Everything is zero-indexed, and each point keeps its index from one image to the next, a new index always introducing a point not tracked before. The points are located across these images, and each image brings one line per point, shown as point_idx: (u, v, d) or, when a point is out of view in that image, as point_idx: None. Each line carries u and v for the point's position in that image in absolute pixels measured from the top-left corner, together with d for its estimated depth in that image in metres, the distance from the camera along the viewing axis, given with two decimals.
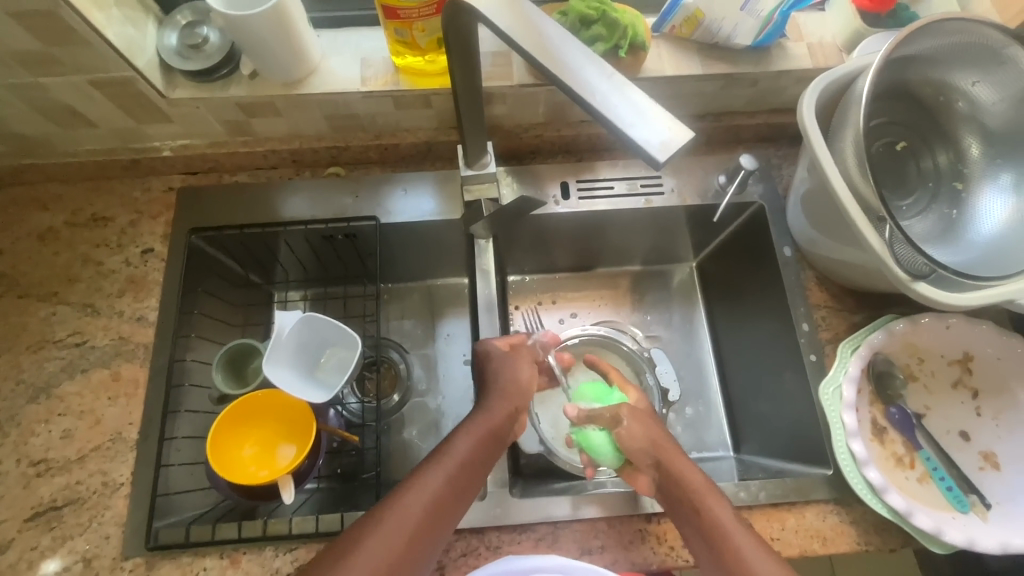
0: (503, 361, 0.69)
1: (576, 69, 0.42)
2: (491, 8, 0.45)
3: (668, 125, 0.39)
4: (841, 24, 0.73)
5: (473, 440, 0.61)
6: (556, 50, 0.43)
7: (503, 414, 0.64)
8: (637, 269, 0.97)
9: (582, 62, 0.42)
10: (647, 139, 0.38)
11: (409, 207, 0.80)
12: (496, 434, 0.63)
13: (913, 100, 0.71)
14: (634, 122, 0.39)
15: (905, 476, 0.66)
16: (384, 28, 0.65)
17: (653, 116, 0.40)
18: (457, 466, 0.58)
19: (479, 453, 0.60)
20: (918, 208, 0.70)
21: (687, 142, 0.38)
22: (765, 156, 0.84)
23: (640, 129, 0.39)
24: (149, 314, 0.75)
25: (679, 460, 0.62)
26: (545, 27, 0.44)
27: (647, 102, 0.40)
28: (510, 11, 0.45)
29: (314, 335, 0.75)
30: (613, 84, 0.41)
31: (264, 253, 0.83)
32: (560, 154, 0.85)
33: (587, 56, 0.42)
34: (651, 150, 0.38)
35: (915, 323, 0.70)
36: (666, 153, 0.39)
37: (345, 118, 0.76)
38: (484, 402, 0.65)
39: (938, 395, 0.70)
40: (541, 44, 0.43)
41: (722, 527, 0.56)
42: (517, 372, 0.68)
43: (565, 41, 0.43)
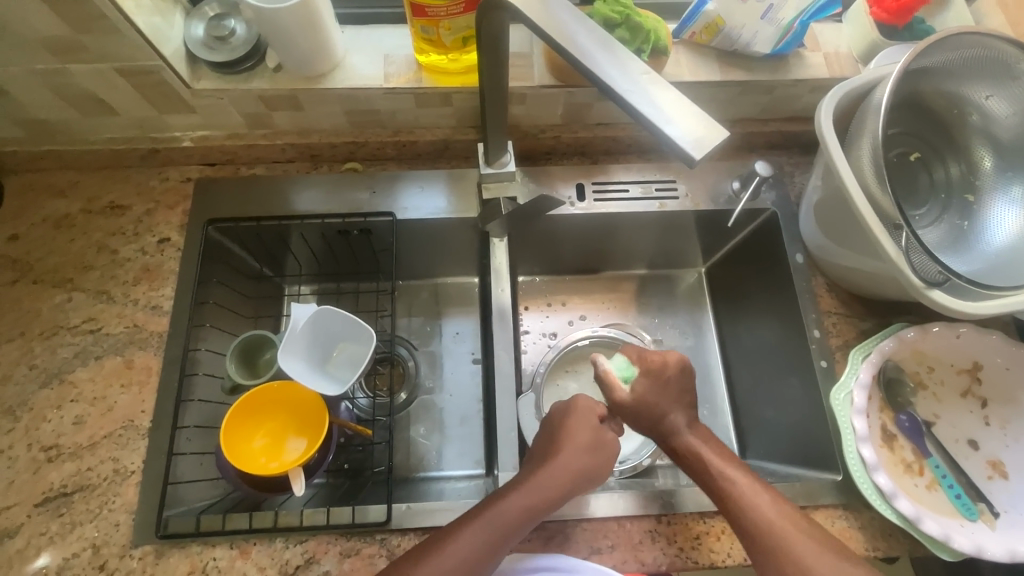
0: (581, 423, 0.66)
1: (614, 70, 0.43)
2: (528, 8, 0.46)
3: (699, 125, 0.40)
4: (857, 35, 0.74)
5: (521, 506, 0.59)
6: (593, 54, 0.44)
7: (553, 487, 0.61)
8: (644, 273, 0.98)
9: (616, 59, 0.43)
10: (678, 136, 0.39)
11: (423, 204, 0.81)
12: (546, 503, 0.60)
13: (926, 112, 0.72)
14: (668, 118, 0.40)
15: (914, 482, 0.66)
16: (409, 25, 0.66)
17: (686, 113, 0.40)
18: (498, 528, 0.58)
19: (523, 519, 0.59)
20: (930, 218, 0.71)
21: (720, 141, 0.39)
22: (777, 163, 0.85)
23: (675, 125, 0.40)
24: (164, 303, 0.75)
25: (681, 428, 0.66)
26: (568, 25, 0.45)
27: (680, 99, 0.41)
28: (543, 11, 0.46)
29: (325, 330, 0.74)
30: (646, 81, 0.42)
31: (277, 246, 0.83)
32: (575, 155, 0.86)
33: (625, 57, 0.43)
34: (684, 147, 0.39)
35: (925, 330, 0.70)
36: (698, 150, 0.39)
37: (365, 113, 0.77)
38: (546, 463, 0.62)
39: (946, 403, 0.70)
40: (577, 45, 0.44)
41: (738, 493, 0.60)
42: (593, 445, 0.64)
43: (604, 46, 0.44)
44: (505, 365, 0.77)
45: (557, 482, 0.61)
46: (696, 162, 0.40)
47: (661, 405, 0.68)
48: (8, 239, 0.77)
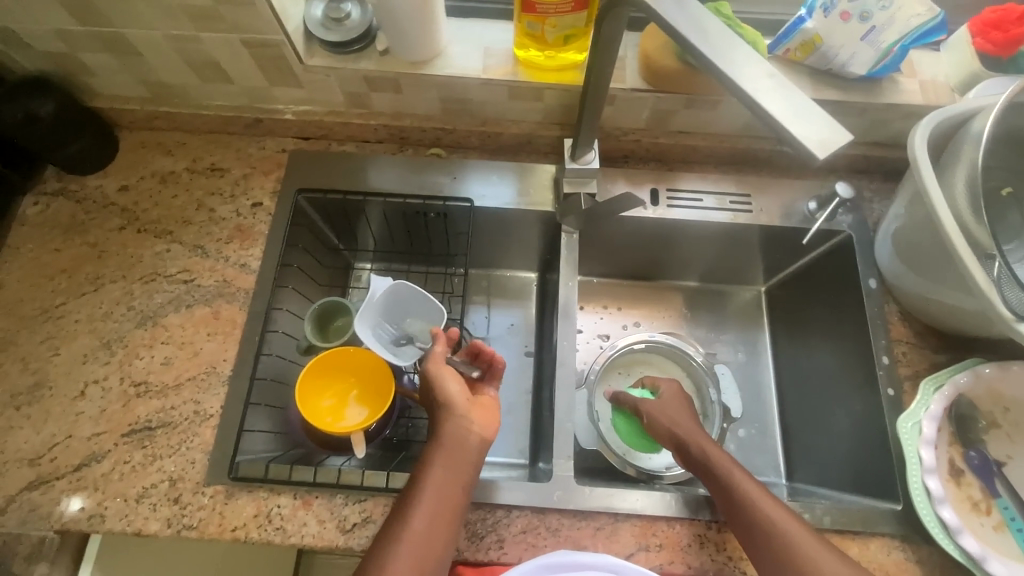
0: (446, 374, 0.68)
1: (736, 67, 0.44)
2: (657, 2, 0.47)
3: (825, 128, 0.41)
4: (956, 63, 0.74)
5: (443, 463, 0.62)
6: (716, 49, 0.45)
7: (452, 429, 0.64)
8: (694, 286, 0.98)
9: (738, 60, 0.44)
10: (804, 135, 0.40)
11: (491, 194, 0.84)
12: (462, 447, 0.63)
13: (1018, 147, 0.69)
14: (793, 119, 0.41)
15: (980, 522, 0.65)
16: (515, 20, 0.69)
17: (812, 116, 0.41)
18: (441, 489, 0.61)
19: (450, 474, 0.62)
20: (1020, 256, 0.66)
21: (843, 143, 0.40)
22: (857, 187, 0.84)
23: (800, 126, 0.41)
24: (251, 262, 0.80)
25: (694, 432, 0.71)
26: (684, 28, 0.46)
27: (808, 103, 0.42)
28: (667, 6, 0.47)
29: (399, 302, 0.78)
30: (773, 82, 0.43)
31: (356, 220, 0.88)
32: (652, 162, 0.86)
33: (748, 56, 0.44)
34: (807, 145, 0.40)
35: (1004, 369, 0.69)
36: (821, 150, 0.40)
37: (457, 103, 0.80)
38: (439, 426, 0.65)
39: (1021, 445, 0.68)
40: (700, 41, 0.46)
41: (755, 501, 0.62)
42: (459, 390, 0.67)
43: (728, 43, 0.45)
44: (566, 357, 0.78)
45: (460, 422, 0.65)
46: (816, 161, 0.41)
47: (681, 417, 0.74)
48: (119, 189, 0.84)
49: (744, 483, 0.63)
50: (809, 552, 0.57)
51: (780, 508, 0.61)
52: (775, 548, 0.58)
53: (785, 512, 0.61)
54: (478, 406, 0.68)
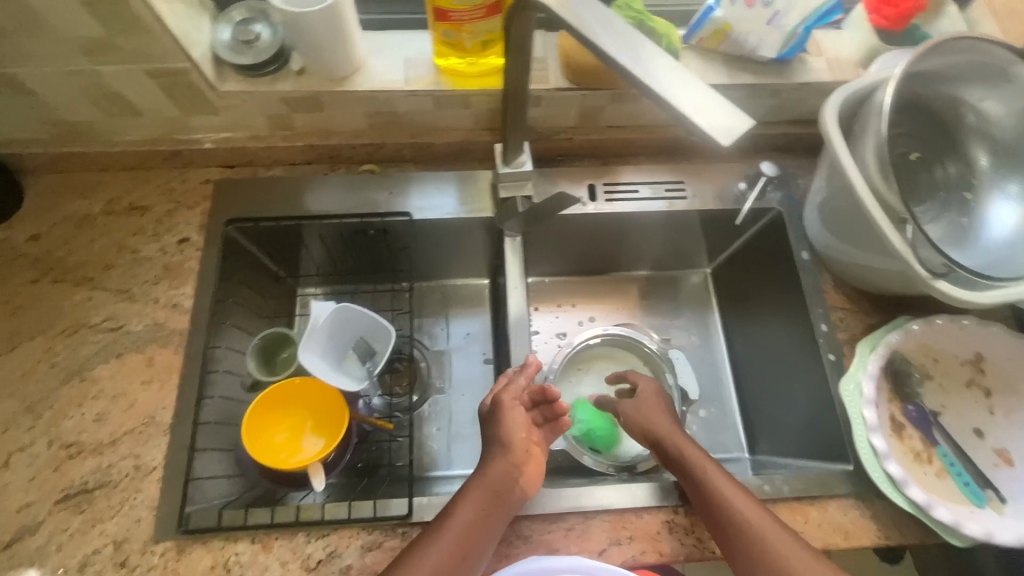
0: (512, 416, 0.68)
1: (639, 62, 0.45)
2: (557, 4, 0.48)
3: (728, 115, 0.42)
4: (859, 44, 0.77)
5: (477, 500, 0.62)
6: (617, 47, 0.46)
7: (500, 469, 0.64)
8: (647, 274, 1.00)
9: (641, 54, 0.45)
10: (710, 124, 0.41)
11: (435, 203, 0.82)
12: (499, 487, 0.64)
13: (923, 114, 0.75)
14: (697, 109, 0.42)
15: (924, 471, 0.68)
16: (431, 29, 0.69)
17: (715, 103, 0.42)
18: (466, 525, 0.61)
19: (482, 512, 0.62)
20: (932, 216, 0.73)
21: (747, 129, 0.41)
22: (783, 164, 0.88)
23: (704, 115, 0.42)
24: (184, 301, 0.76)
25: (669, 427, 0.73)
26: (592, 25, 0.47)
27: (709, 91, 0.43)
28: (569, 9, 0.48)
29: (344, 325, 0.76)
30: (675, 75, 0.44)
31: (293, 246, 0.85)
32: (587, 157, 0.87)
33: (649, 49, 0.45)
34: (713, 133, 0.41)
35: (930, 323, 0.73)
36: (725, 136, 0.41)
37: (385, 117, 0.78)
38: (480, 466, 0.66)
39: (953, 394, 0.72)
40: (602, 39, 0.46)
41: (730, 499, 0.63)
42: (518, 436, 0.67)
43: (629, 38, 0.46)
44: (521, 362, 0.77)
45: (505, 467, 0.65)
46: (724, 146, 0.42)
47: (658, 417, 0.75)
48: (29, 238, 0.78)
49: (717, 481, 0.65)
50: (776, 544, 0.60)
51: (754, 507, 0.63)
52: (745, 543, 0.60)
53: (759, 510, 0.63)
54: (533, 458, 0.67)
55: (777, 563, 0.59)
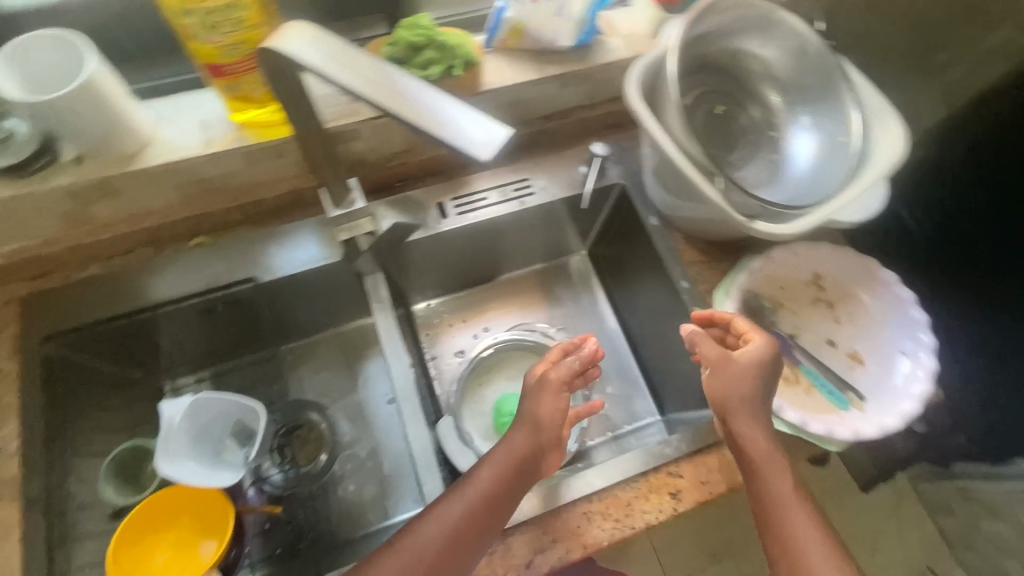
0: (549, 395, 0.68)
1: (390, 91, 0.43)
2: (297, 46, 0.44)
3: (487, 126, 0.42)
4: (647, 19, 0.82)
5: (496, 473, 0.63)
6: (368, 78, 0.43)
7: (526, 444, 0.65)
8: (540, 267, 1.03)
9: (392, 83, 0.43)
10: (472, 142, 0.41)
11: (292, 257, 0.78)
12: (519, 464, 0.64)
13: (716, 70, 0.81)
14: (454, 130, 0.41)
15: (795, 391, 0.73)
16: (213, 86, 0.64)
17: (470, 119, 0.42)
18: (484, 499, 0.62)
19: (501, 485, 0.63)
20: (747, 160, 0.80)
21: (507, 136, 0.42)
22: (616, 140, 0.91)
23: (461, 135, 0.41)
24: (9, 442, 0.65)
25: (741, 403, 0.63)
26: (374, 74, 0.44)
27: (463, 108, 0.43)
28: (313, 45, 0.44)
29: (205, 417, 0.70)
30: (428, 98, 0.43)
31: (140, 344, 0.77)
32: (430, 177, 0.87)
33: (399, 76, 0.43)
34: (475, 148, 0.41)
35: (768, 257, 0.79)
36: (487, 152, 0.41)
37: (198, 185, 0.72)
38: (506, 440, 0.66)
39: (803, 315, 0.79)
40: (353, 73, 0.43)
41: (783, 502, 0.60)
42: (551, 415, 0.67)
43: (377, 69, 0.44)
44: (410, 396, 0.75)
45: (529, 441, 0.65)
46: (489, 160, 0.42)
47: (738, 389, 0.64)
48: None
49: (755, 443, 0.62)
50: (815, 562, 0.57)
51: (787, 476, 0.61)
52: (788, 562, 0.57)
53: (787, 477, 0.61)
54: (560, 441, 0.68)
55: None
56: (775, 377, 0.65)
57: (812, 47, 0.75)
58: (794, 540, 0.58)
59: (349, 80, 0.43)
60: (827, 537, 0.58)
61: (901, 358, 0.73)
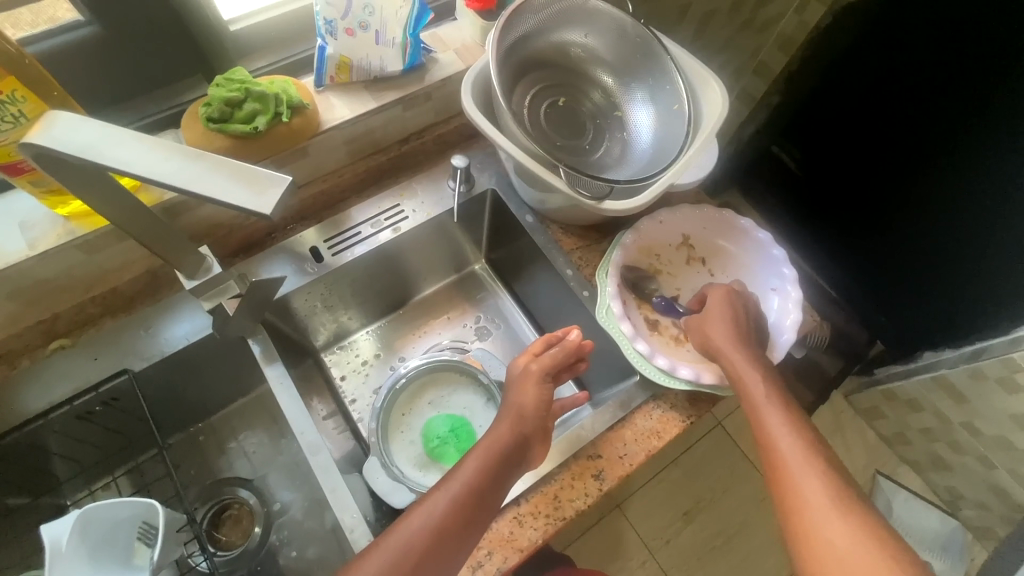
0: (529, 384, 0.72)
1: (163, 163, 0.43)
2: (48, 138, 0.42)
3: (263, 180, 0.43)
4: (472, 27, 0.84)
5: (478, 461, 0.64)
6: (136, 154, 0.43)
7: (510, 432, 0.67)
8: (455, 278, 1.06)
9: (159, 158, 0.43)
10: (248, 202, 0.42)
11: (166, 340, 0.75)
12: (500, 451, 0.66)
13: (552, 64, 0.84)
14: (229, 189, 0.42)
15: (686, 350, 0.78)
16: (21, 185, 0.60)
17: (244, 176, 0.43)
18: (471, 484, 0.62)
19: (487, 475, 0.63)
20: (598, 142, 0.84)
21: (287, 185, 0.43)
22: (479, 148, 0.93)
23: (237, 193, 0.42)
24: None
25: (720, 335, 0.70)
26: (141, 149, 0.43)
27: (236, 166, 0.44)
28: (72, 130, 0.43)
29: (95, 531, 0.64)
30: (201, 164, 0.44)
31: (16, 471, 0.71)
32: (298, 223, 0.85)
33: (168, 149, 0.44)
34: (255, 205, 0.42)
35: (637, 230, 0.82)
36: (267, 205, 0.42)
37: (38, 288, 0.68)
38: (491, 431, 0.68)
39: (681, 275, 0.83)
40: (119, 153, 0.43)
41: (765, 414, 0.64)
42: (532, 406, 0.70)
43: (144, 145, 0.44)
44: (319, 447, 0.73)
45: (513, 427, 0.68)
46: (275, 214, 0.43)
47: (711, 330, 0.71)
48: None
49: (738, 361, 0.68)
50: (796, 467, 0.59)
51: (764, 380, 0.66)
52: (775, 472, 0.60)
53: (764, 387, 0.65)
54: (546, 431, 0.70)
55: (791, 494, 0.58)
56: (742, 317, 0.72)
57: (629, 26, 0.80)
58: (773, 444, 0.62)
59: (110, 162, 0.42)
60: (802, 433, 0.61)
61: (772, 295, 0.78)
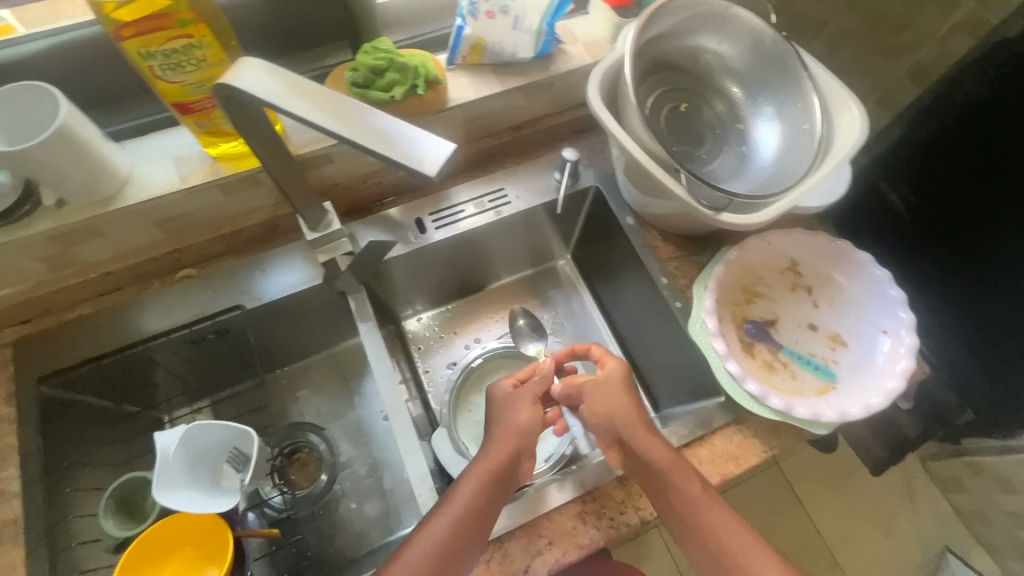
0: (517, 404, 0.72)
1: (345, 116, 0.46)
2: (246, 82, 0.46)
3: (430, 143, 0.44)
4: (604, 22, 0.84)
5: (475, 485, 0.64)
6: (322, 104, 0.46)
7: (507, 453, 0.67)
8: (529, 272, 1.06)
9: (340, 110, 0.46)
10: (416, 160, 0.43)
11: (274, 284, 0.80)
12: (496, 476, 0.65)
13: (679, 68, 0.83)
14: (400, 147, 0.44)
15: (780, 378, 0.74)
16: (184, 123, 0.66)
17: (415, 137, 0.45)
18: (469, 511, 0.61)
19: (484, 497, 0.63)
20: (714, 153, 0.82)
21: (451, 150, 0.44)
22: (586, 145, 0.93)
23: (406, 151, 0.44)
24: (11, 485, 0.68)
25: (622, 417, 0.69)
26: (326, 101, 0.47)
27: (407, 126, 0.45)
28: (270, 78, 0.47)
29: (197, 447, 0.70)
30: (376, 119, 0.46)
31: (132, 380, 0.78)
32: (407, 194, 0.89)
33: (350, 103, 0.47)
34: (421, 167, 0.43)
35: (743, 247, 0.79)
36: (431, 167, 0.44)
37: (177, 220, 0.74)
38: (485, 451, 0.68)
39: (782, 300, 0.79)
40: (309, 102, 0.46)
41: (694, 502, 0.63)
42: (523, 423, 0.70)
43: (328, 96, 0.47)
44: (399, 409, 0.76)
45: (506, 449, 0.67)
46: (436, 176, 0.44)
47: (613, 407, 0.70)
48: None
49: (656, 451, 0.66)
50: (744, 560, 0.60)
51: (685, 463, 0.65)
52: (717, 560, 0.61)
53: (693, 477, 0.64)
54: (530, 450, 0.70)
55: None
56: (631, 386, 0.73)
57: (767, 38, 0.76)
58: (717, 539, 0.61)
59: (300, 109, 0.46)
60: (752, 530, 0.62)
61: (882, 337, 0.74)
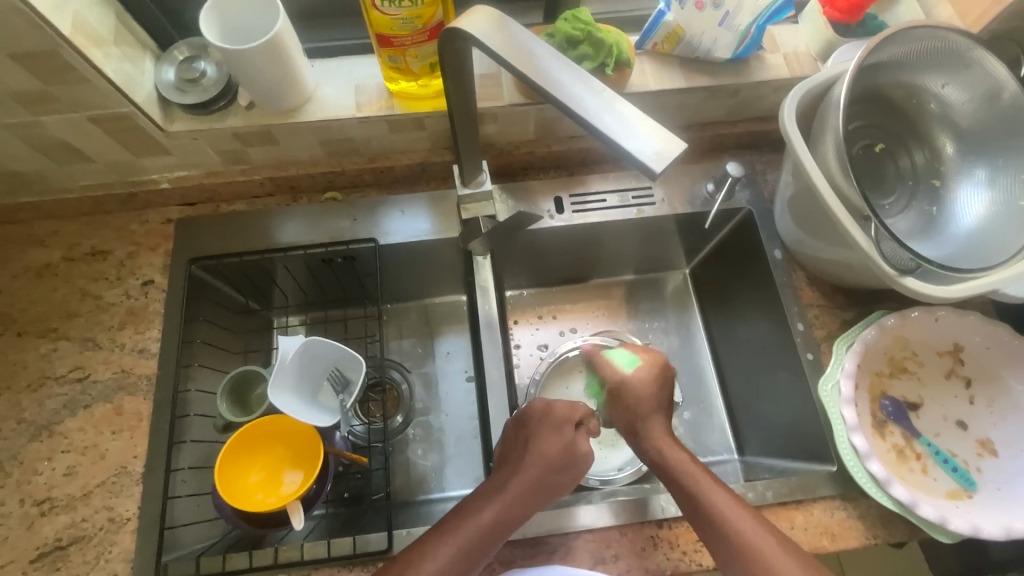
0: (552, 431, 0.67)
1: (569, 89, 0.44)
2: (479, 30, 0.47)
3: (659, 140, 0.42)
4: (814, 35, 0.76)
5: (491, 519, 0.61)
6: (545, 68, 0.45)
7: (534, 486, 0.63)
8: (633, 278, 0.98)
9: (567, 80, 0.44)
10: (639, 150, 0.41)
11: (405, 227, 0.82)
12: (517, 512, 0.62)
13: (886, 104, 0.74)
14: (625, 136, 0.42)
15: (909, 468, 0.67)
16: (377, 55, 0.67)
17: (642, 129, 0.42)
18: (476, 537, 0.59)
19: (497, 526, 0.60)
20: (899, 206, 0.74)
21: (678, 152, 0.41)
22: (748, 163, 0.86)
23: (631, 142, 0.42)
24: (151, 346, 0.75)
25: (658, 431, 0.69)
26: (548, 66, 0.45)
27: (636, 116, 0.43)
28: (499, 33, 0.47)
29: (311, 359, 0.74)
30: (603, 101, 0.43)
31: (262, 279, 0.83)
32: (551, 168, 0.87)
33: (576, 75, 0.45)
34: (645, 160, 0.41)
35: (905, 316, 0.71)
36: (658, 163, 0.41)
37: (340, 143, 0.78)
38: (517, 471, 0.64)
39: (931, 385, 0.72)
40: (534, 66, 0.45)
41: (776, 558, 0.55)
42: (558, 454, 0.65)
43: (554, 60, 0.45)
44: (496, 379, 0.78)
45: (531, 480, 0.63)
46: (658, 174, 0.42)
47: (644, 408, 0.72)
48: None
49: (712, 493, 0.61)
50: None
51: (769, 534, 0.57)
52: None
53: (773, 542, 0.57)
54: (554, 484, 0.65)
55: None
56: (666, 387, 0.74)
57: (1007, 94, 0.67)
58: None
59: (529, 74, 0.45)
60: None
61: None
